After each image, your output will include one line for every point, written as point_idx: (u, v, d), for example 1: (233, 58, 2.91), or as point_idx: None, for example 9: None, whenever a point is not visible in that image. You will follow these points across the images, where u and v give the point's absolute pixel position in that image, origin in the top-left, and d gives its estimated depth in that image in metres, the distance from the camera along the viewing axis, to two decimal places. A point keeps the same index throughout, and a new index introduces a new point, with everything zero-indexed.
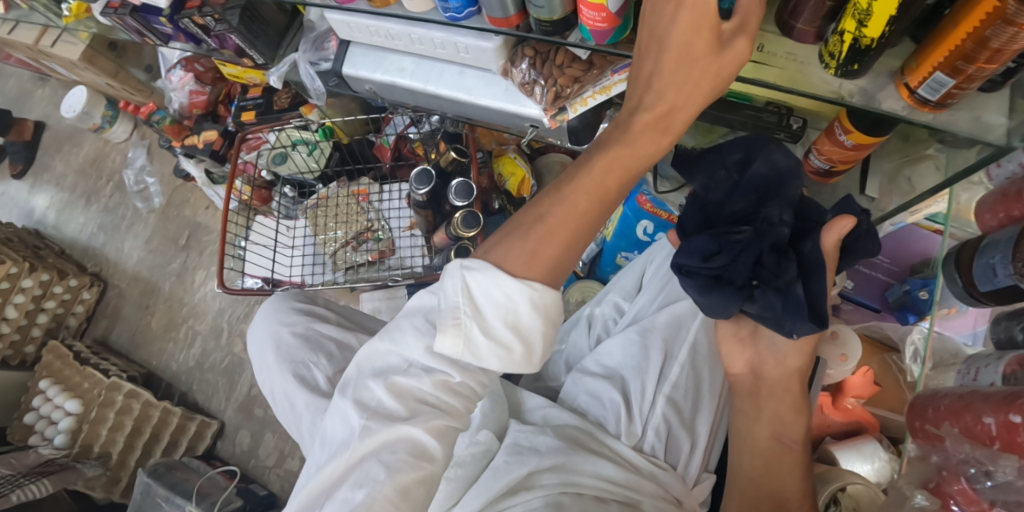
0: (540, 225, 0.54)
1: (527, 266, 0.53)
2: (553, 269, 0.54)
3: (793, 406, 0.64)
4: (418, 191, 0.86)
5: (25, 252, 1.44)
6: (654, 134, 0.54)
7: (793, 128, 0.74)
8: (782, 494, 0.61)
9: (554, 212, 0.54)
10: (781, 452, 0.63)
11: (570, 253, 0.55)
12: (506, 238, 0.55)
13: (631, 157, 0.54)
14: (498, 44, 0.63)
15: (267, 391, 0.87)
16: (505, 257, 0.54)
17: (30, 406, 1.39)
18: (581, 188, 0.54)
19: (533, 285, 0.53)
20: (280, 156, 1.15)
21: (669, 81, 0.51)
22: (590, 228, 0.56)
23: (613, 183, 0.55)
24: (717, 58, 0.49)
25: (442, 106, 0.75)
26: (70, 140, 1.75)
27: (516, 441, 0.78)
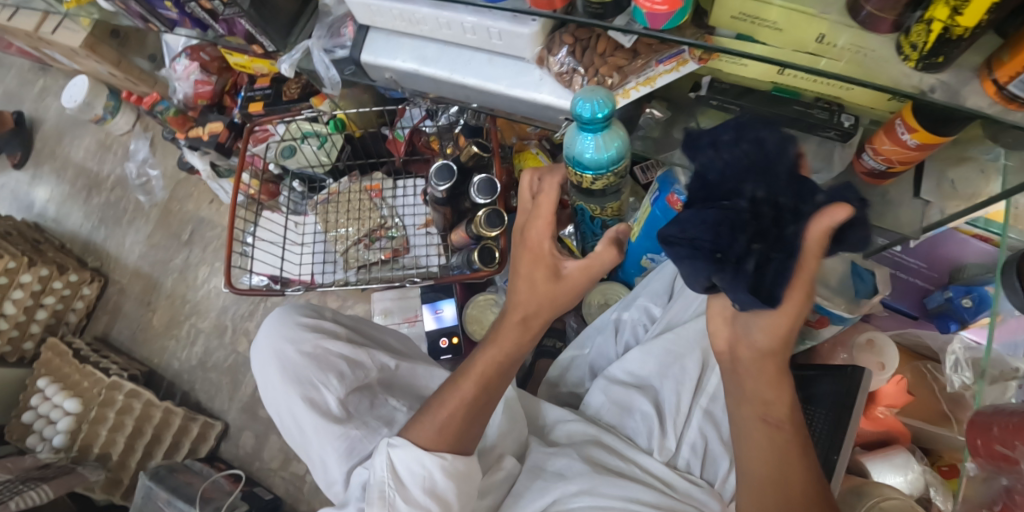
0: (440, 405, 0.69)
1: (433, 441, 0.67)
2: (457, 439, 0.68)
3: (772, 377, 0.60)
4: (439, 188, 0.83)
5: (23, 246, 1.39)
6: (521, 335, 0.70)
7: (844, 125, 0.70)
8: (788, 480, 0.58)
9: (452, 395, 0.70)
10: (772, 435, 0.60)
11: (466, 426, 0.68)
12: (418, 418, 0.70)
13: (505, 354, 0.70)
14: (535, 29, 0.60)
15: (275, 415, 0.84)
16: (416, 435, 0.68)
17: (29, 405, 1.35)
18: (471, 379, 0.70)
19: (440, 455, 0.66)
20: (289, 149, 1.10)
21: (526, 303, 0.68)
22: (481, 411, 0.70)
23: (496, 375, 0.71)
24: (559, 287, 0.66)
25: (468, 96, 0.71)
26: (70, 131, 1.70)
27: (539, 464, 0.79)
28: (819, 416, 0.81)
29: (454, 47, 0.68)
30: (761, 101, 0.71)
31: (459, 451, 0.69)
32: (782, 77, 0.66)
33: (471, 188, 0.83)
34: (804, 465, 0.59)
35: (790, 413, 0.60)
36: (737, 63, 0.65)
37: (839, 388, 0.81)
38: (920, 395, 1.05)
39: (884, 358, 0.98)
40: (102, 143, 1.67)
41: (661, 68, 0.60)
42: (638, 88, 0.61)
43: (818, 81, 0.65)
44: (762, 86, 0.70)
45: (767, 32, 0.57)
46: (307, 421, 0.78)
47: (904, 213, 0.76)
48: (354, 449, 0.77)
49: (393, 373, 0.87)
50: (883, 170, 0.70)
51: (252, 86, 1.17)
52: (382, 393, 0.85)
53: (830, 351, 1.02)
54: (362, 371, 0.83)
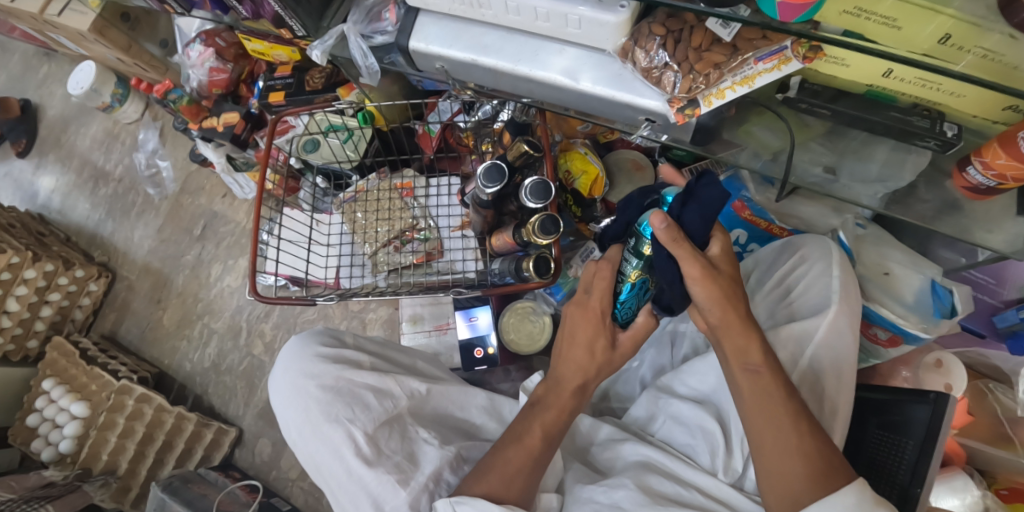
0: (506, 461, 0.68)
1: (502, 490, 0.66)
2: (524, 494, 0.66)
3: (739, 331, 0.65)
4: (487, 190, 0.77)
5: (28, 239, 1.32)
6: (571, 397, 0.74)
7: (947, 135, 0.63)
8: (777, 423, 0.60)
9: (516, 449, 0.69)
10: (756, 382, 0.63)
11: (534, 480, 0.67)
12: (483, 473, 0.68)
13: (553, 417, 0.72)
14: (621, 17, 0.57)
15: (302, 455, 0.78)
16: (486, 488, 0.66)
17: (33, 407, 1.28)
18: (534, 432, 0.70)
19: (514, 508, 0.64)
20: (311, 143, 1.02)
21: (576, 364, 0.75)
22: (540, 464, 0.69)
23: (559, 430, 0.72)
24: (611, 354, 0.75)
25: (531, 90, 0.68)
26: (77, 119, 1.62)
27: (593, 499, 0.71)
28: (906, 447, 0.75)
29: (522, 35, 0.65)
30: (856, 105, 0.65)
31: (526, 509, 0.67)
32: (875, 81, 0.60)
33: (521, 191, 0.77)
34: (790, 401, 0.62)
35: (767, 358, 0.64)
36: (837, 63, 0.59)
37: (926, 416, 0.74)
38: (982, 415, 0.98)
39: (952, 379, 0.93)
40: (110, 132, 1.59)
41: (759, 67, 0.57)
42: (735, 88, 0.58)
43: (925, 85, 0.59)
44: (858, 89, 0.64)
45: (881, 28, 0.52)
46: (342, 453, 0.73)
47: (989, 229, 0.70)
48: (386, 494, 0.71)
49: (425, 398, 0.80)
50: (991, 186, 0.65)
51: (270, 75, 1.09)
52: (414, 423, 0.78)
53: (890, 369, 0.97)
54: (390, 401, 0.77)
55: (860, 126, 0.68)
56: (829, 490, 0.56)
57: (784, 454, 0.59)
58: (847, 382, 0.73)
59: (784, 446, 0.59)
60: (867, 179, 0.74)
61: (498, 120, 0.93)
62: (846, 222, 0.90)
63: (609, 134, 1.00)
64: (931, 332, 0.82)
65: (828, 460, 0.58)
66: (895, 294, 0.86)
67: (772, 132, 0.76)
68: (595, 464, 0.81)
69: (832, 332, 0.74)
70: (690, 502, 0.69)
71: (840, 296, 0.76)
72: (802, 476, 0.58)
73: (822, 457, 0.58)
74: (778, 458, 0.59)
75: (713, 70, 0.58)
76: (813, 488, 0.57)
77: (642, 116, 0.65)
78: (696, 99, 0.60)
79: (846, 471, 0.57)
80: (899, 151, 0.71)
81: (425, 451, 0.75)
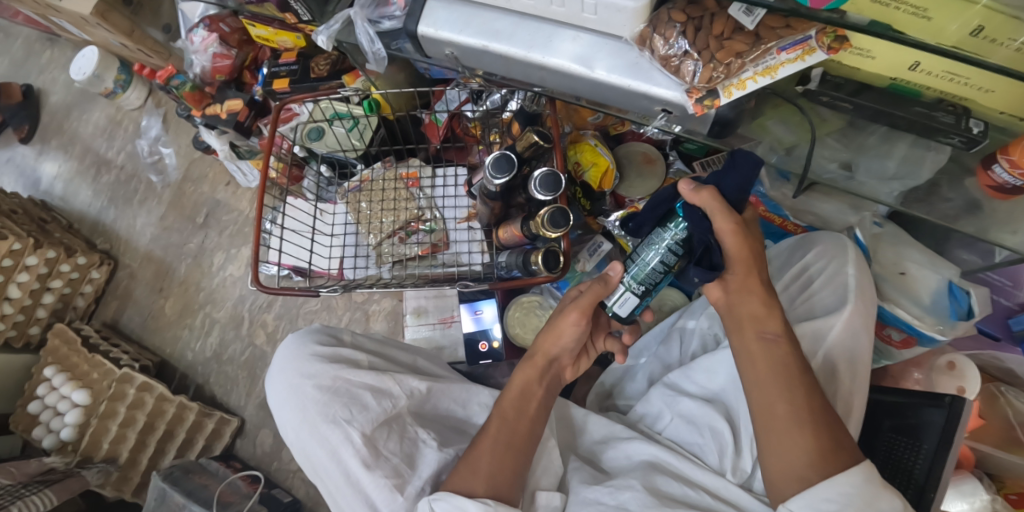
0: (472, 449, 0.69)
1: (476, 482, 0.65)
2: (492, 479, 0.66)
3: (760, 300, 0.66)
4: (496, 180, 0.75)
5: (29, 226, 1.30)
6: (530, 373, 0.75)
7: (973, 131, 0.61)
8: (796, 394, 0.60)
9: (483, 437, 0.70)
10: (773, 351, 0.63)
11: (502, 467, 0.67)
12: (460, 466, 0.68)
13: (518, 394, 0.73)
14: (640, 3, 0.55)
15: (300, 455, 0.77)
16: (459, 483, 0.66)
17: (34, 395, 1.27)
18: (493, 421, 0.71)
19: (485, 501, 0.63)
20: (316, 132, 1.01)
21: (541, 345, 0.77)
22: (515, 451, 0.69)
23: (517, 410, 0.72)
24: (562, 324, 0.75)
25: (543, 78, 0.66)
26: (79, 105, 1.61)
27: (598, 498, 0.70)
28: (920, 451, 0.73)
29: (535, 21, 0.63)
30: (879, 99, 0.63)
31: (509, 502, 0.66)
32: (900, 74, 0.58)
33: (530, 182, 0.76)
34: (806, 374, 0.62)
35: (786, 332, 0.64)
36: (862, 54, 0.57)
37: (940, 419, 0.73)
38: (994, 419, 0.96)
39: (965, 382, 0.90)
40: (113, 118, 1.58)
41: (782, 57, 0.55)
42: (757, 79, 0.56)
43: (952, 79, 0.57)
44: (881, 81, 0.62)
45: (910, 20, 0.50)
46: (341, 454, 0.72)
47: (1010, 229, 0.68)
48: (383, 497, 0.69)
49: (425, 397, 0.78)
50: (1016, 187, 0.63)
51: (275, 61, 1.07)
52: (414, 423, 0.76)
53: (901, 370, 0.96)
54: (389, 401, 0.76)
55: (883, 121, 0.66)
56: (838, 465, 0.57)
57: (796, 425, 0.59)
58: (859, 381, 0.72)
59: (797, 417, 0.59)
60: (883, 176, 0.72)
61: (507, 111, 0.90)
62: (863, 220, 0.88)
63: (620, 126, 0.99)
64: (947, 334, 0.80)
65: (839, 436, 0.59)
66: (911, 294, 0.84)
67: (786, 126, 0.74)
68: (598, 464, 0.79)
69: (849, 330, 0.72)
70: (698, 503, 0.68)
71: (855, 295, 0.74)
72: (814, 449, 0.58)
73: (832, 434, 0.59)
74: (792, 430, 0.59)
75: (734, 59, 0.56)
76: (822, 461, 0.57)
77: (658, 107, 0.63)
78: (716, 89, 0.58)
79: (852, 451, 0.58)
80: (919, 148, 0.69)
81: (424, 453, 0.74)
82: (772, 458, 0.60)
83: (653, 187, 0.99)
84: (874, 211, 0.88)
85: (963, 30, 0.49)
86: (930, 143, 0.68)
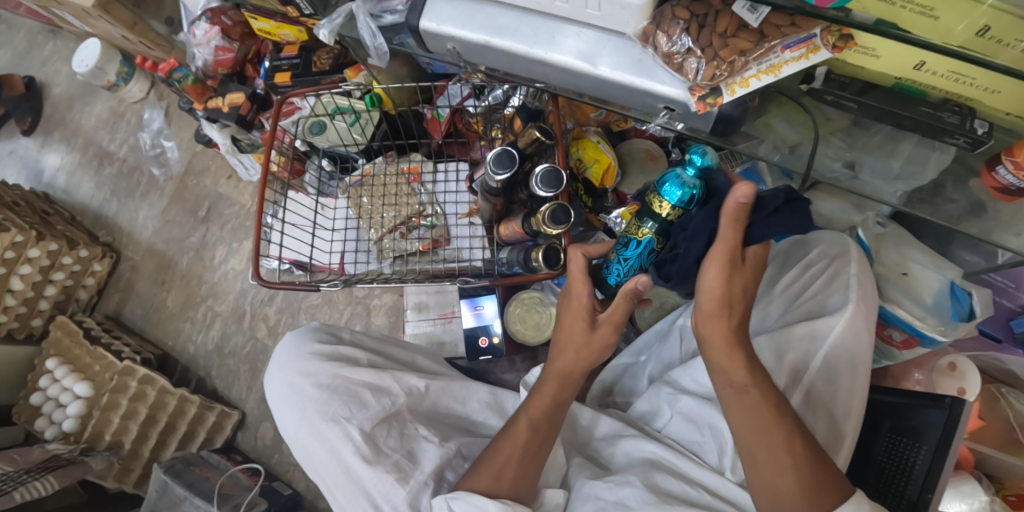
0: (496, 453, 0.68)
1: (492, 485, 0.66)
2: (514, 485, 0.66)
3: (724, 347, 0.61)
4: (497, 176, 0.75)
5: (32, 218, 1.31)
6: (555, 385, 0.71)
7: (977, 132, 0.61)
8: (770, 443, 0.58)
9: (505, 442, 0.69)
10: (742, 402, 0.60)
11: (525, 470, 0.67)
12: (475, 468, 0.69)
13: (541, 407, 0.70)
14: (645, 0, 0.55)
15: (299, 453, 0.77)
16: (475, 483, 0.67)
17: (37, 386, 1.28)
18: (520, 423, 0.70)
19: (503, 500, 0.64)
20: (318, 126, 1.01)
21: (559, 348, 0.72)
22: (534, 456, 0.68)
23: (548, 421, 0.70)
24: (591, 334, 0.70)
25: (546, 74, 0.65)
26: (82, 97, 1.61)
27: (598, 494, 0.70)
28: (920, 452, 0.73)
29: (539, 16, 0.63)
30: (884, 99, 0.63)
31: (520, 502, 0.66)
32: (906, 73, 0.58)
33: (532, 179, 0.75)
34: (781, 419, 0.59)
35: (755, 377, 0.61)
36: (867, 53, 0.57)
37: (940, 421, 0.73)
38: (994, 420, 0.96)
39: (966, 384, 0.91)
40: (115, 111, 1.58)
41: (787, 55, 0.55)
42: (761, 77, 0.56)
43: (957, 79, 0.56)
44: (887, 81, 0.62)
45: (915, 19, 0.49)
46: (341, 451, 0.72)
47: (1013, 231, 0.67)
48: (384, 494, 0.70)
49: (423, 395, 0.79)
50: (1019, 188, 0.64)
51: (277, 55, 1.06)
52: (413, 421, 0.76)
53: (902, 371, 0.96)
54: (388, 399, 0.76)
55: (887, 121, 0.66)
56: (825, 506, 0.55)
57: (778, 472, 0.57)
58: (860, 381, 0.72)
59: (779, 464, 0.58)
60: (887, 175, 0.72)
61: (509, 106, 0.91)
62: (866, 219, 0.87)
63: (623, 123, 0.98)
64: (948, 335, 0.80)
65: (824, 473, 0.57)
66: (915, 295, 0.84)
67: (790, 124, 0.74)
68: (599, 461, 0.79)
69: (852, 328, 0.72)
70: (698, 501, 0.67)
71: (857, 294, 0.74)
72: (799, 494, 0.56)
73: (816, 475, 0.56)
74: (772, 479, 0.58)
75: (738, 57, 0.56)
76: (810, 505, 0.56)
77: (662, 104, 0.63)
78: (719, 87, 0.58)
79: (841, 485, 0.56)
80: (922, 148, 0.69)
81: (424, 449, 0.74)
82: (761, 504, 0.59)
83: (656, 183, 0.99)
84: (877, 211, 0.88)
85: (970, 29, 0.49)
86: (935, 143, 0.67)
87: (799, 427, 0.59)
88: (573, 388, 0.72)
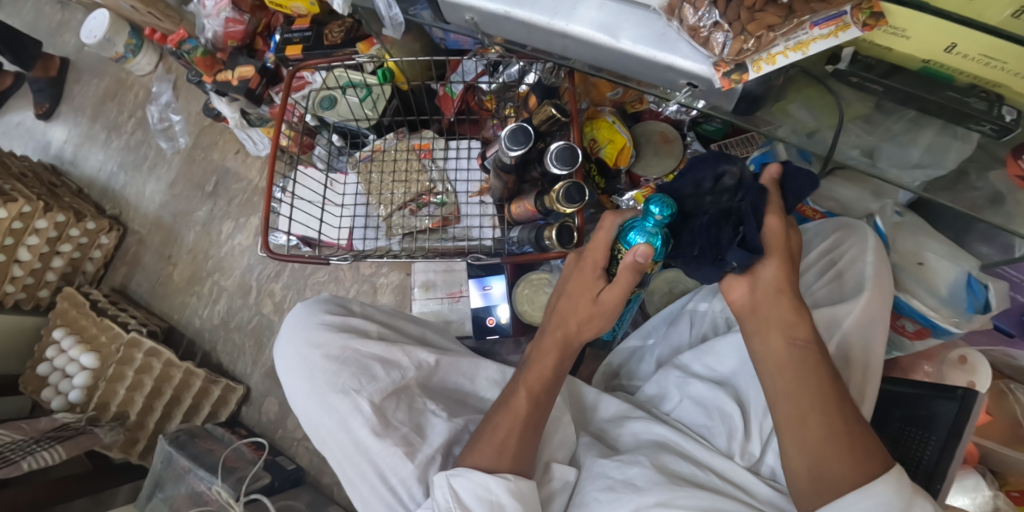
0: (496, 427, 0.67)
1: (495, 459, 0.65)
2: (518, 459, 0.66)
3: (789, 308, 0.61)
4: (511, 152, 0.74)
5: (40, 189, 1.30)
6: (554, 354, 0.70)
7: (1005, 119, 0.59)
8: (827, 403, 0.58)
9: (506, 416, 0.68)
10: (802, 357, 0.60)
11: (526, 445, 0.67)
12: (476, 442, 0.68)
13: (538, 376, 0.70)
14: None
15: (307, 425, 0.77)
16: (476, 459, 0.66)
17: (43, 357, 1.28)
18: (520, 396, 0.69)
19: (505, 475, 0.64)
20: (329, 100, 0.99)
21: (557, 315, 0.71)
22: (536, 428, 0.68)
23: (549, 394, 0.70)
24: (595, 303, 0.68)
25: (566, 47, 0.64)
26: (90, 69, 1.59)
27: (606, 474, 0.69)
28: (928, 443, 0.73)
29: None
30: (911, 82, 0.61)
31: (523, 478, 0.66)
32: (936, 54, 0.56)
33: (546, 156, 0.74)
34: (837, 379, 0.59)
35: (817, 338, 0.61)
36: (896, 34, 0.55)
37: (951, 412, 0.73)
38: (1000, 416, 0.95)
39: (976, 377, 0.90)
40: (123, 84, 1.56)
41: (815, 32, 0.54)
42: (788, 54, 0.54)
43: (988, 63, 0.54)
44: (914, 63, 0.60)
45: None
46: (350, 423, 0.72)
47: None
48: (393, 467, 0.70)
49: (433, 370, 0.78)
50: None
51: (288, 27, 1.05)
52: (422, 395, 0.76)
53: (911, 362, 0.95)
54: (397, 372, 0.75)
55: (912, 106, 0.64)
56: (871, 477, 0.54)
57: (823, 434, 0.57)
58: (872, 370, 0.71)
59: (829, 424, 0.57)
60: (905, 163, 0.70)
61: (524, 83, 0.90)
62: (883, 207, 0.86)
63: (638, 104, 0.98)
64: (961, 327, 0.80)
65: (870, 443, 0.56)
66: (929, 286, 0.83)
67: (809, 110, 0.72)
68: (606, 440, 0.79)
69: (866, 316, 0.71)
70: (706, 483, 0.67)
71: (873, 283, 0.73)
72: (847, 463, 0.55)
73: (865, 441, 0.56)
74: (831, 439, 0.56)
75: (766, 32, 0.54)
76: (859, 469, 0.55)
77: (683, 80, 0.61)
78: (745, 63, 0.57)
79: (883, 460, 0.56)
80: (944, 135, 0.67)
81: (433, 424, 0.74)
82: (800, 464, 0.58)
83: (669, 166, 0.98)
84: (896, 199, 0.86)
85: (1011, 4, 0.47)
86: (957, 131, 0.66)
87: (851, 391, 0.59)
88: (571, 357, 0.72)
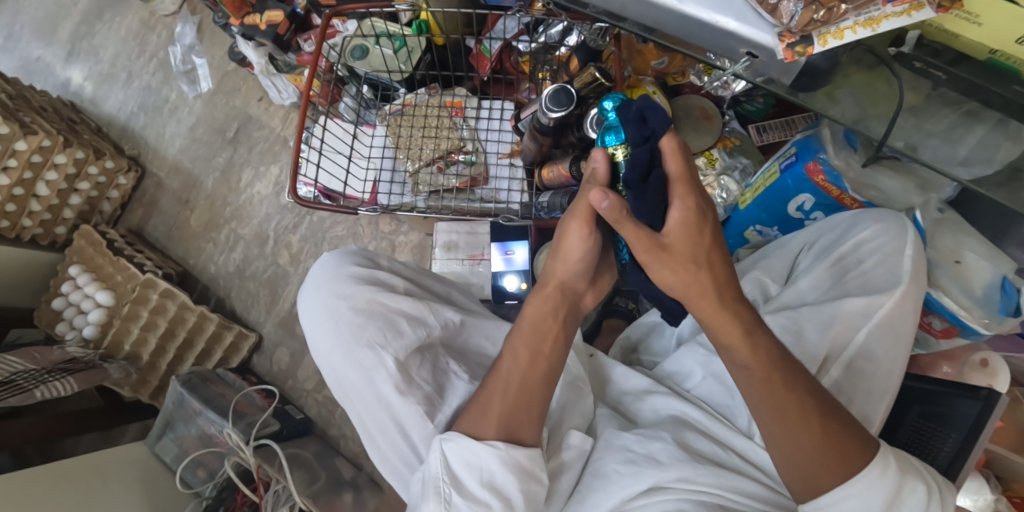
0: (488, 398, 0.64)
1: (479, 429, 0.63)
2: (504, 425, 0.63)
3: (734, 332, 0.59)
4: (552, 113, 0.73)
5: (59, 124, 1.28)
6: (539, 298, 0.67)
7: None
8: (786, 435, 0.57)
9: (495, 378, 0.65)
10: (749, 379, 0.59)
11: (518, 412, 0.63)
12: (469, 408, 0.65)
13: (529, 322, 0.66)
14: None
15: (329, 375, 0.76)
16: (469, 424, 0.64)
17: (59, 292, 1.29)
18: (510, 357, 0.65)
19: (494, 443, 0.61)
20: (360, 50, 0.96)
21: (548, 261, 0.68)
22: (530, 396, 0.64)
23: (534, 348, 0.66)
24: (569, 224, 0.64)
25: (625, 4, 0.61)
26: (112, 7, 1.56)
27: (626, 446, 0.69)
28: (947, 440, 0.72)
29: None
30: (977, 71, 0.60)
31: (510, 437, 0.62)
32: (1006, 44, 0.54)
33: (585, 121, 0.75)
34: (794, 393, 0.57)
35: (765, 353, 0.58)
36: (967, 19, 0.53)
37: (973, 412, 0.71)
38: (1015, 423, 0.94)
39: (996, 381, 0.88)
40: (145, 23, 1.54)
41: (888, 8, 0.52)
42: (857, 30, 0.52)
43: None
44: (980, 53, 0.58)
45: None
46: (375, 378, 0.71)
47: None
48: (415, 425, 0.69)
49: (458, 329, 0.79)
50: None
51: None
52: (446, 355, 0.76)
53: (931, 362, 0.93)
54: (424, 329, 0.75)
55: (973, 97, 0.62)
56: (850, 470, 0.55)
57: (805, 462, 0.56)
58: (899, 363, 0.71)
59: (805, 433, 0.56)
60: (951, 159, 0.66)
61: (565, 45, 0.87)
62: (928, 201, 0.83)
63: (679, 77, 0.99)
64: (991, 329, 0.77)
65: (838, 438, 0.56)
66: (963, 284, 0.80)
67: (855, 97, 0.68)
68: (625, 413, 0.79)
69: (902, 304, 0.71)
70: (726, 463, 0.67)
71: (909, 277, 0.71)
72: (830, 468, 0.55)
73: (839, 434, 0.56)
74: (810, 463, 0.56)
75: (838, 5, 0.51)
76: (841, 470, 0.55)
77: (745, 49, 0.58)
78: (812, 35, 0.54)
79: (862, 449, 0.56)
80: (994, 133, 0.64)
81: (455, 384, 0.74)
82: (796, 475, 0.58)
83: (707, 144, 0.99)
84: (941, 195, 0.83)
85: None
86: (1009, 129, 0.63)
87: (804, 385, 0.58)
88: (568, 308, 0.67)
